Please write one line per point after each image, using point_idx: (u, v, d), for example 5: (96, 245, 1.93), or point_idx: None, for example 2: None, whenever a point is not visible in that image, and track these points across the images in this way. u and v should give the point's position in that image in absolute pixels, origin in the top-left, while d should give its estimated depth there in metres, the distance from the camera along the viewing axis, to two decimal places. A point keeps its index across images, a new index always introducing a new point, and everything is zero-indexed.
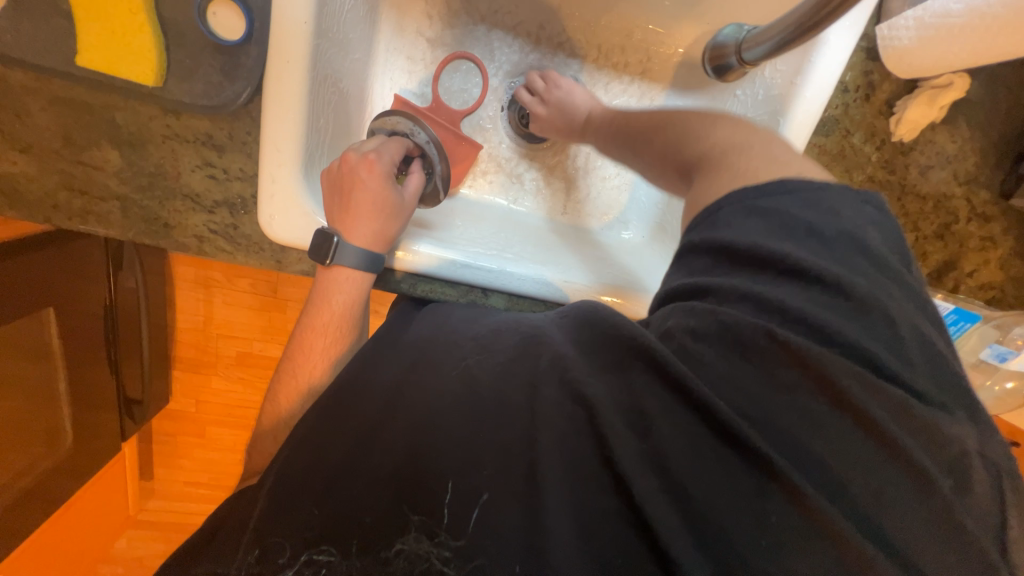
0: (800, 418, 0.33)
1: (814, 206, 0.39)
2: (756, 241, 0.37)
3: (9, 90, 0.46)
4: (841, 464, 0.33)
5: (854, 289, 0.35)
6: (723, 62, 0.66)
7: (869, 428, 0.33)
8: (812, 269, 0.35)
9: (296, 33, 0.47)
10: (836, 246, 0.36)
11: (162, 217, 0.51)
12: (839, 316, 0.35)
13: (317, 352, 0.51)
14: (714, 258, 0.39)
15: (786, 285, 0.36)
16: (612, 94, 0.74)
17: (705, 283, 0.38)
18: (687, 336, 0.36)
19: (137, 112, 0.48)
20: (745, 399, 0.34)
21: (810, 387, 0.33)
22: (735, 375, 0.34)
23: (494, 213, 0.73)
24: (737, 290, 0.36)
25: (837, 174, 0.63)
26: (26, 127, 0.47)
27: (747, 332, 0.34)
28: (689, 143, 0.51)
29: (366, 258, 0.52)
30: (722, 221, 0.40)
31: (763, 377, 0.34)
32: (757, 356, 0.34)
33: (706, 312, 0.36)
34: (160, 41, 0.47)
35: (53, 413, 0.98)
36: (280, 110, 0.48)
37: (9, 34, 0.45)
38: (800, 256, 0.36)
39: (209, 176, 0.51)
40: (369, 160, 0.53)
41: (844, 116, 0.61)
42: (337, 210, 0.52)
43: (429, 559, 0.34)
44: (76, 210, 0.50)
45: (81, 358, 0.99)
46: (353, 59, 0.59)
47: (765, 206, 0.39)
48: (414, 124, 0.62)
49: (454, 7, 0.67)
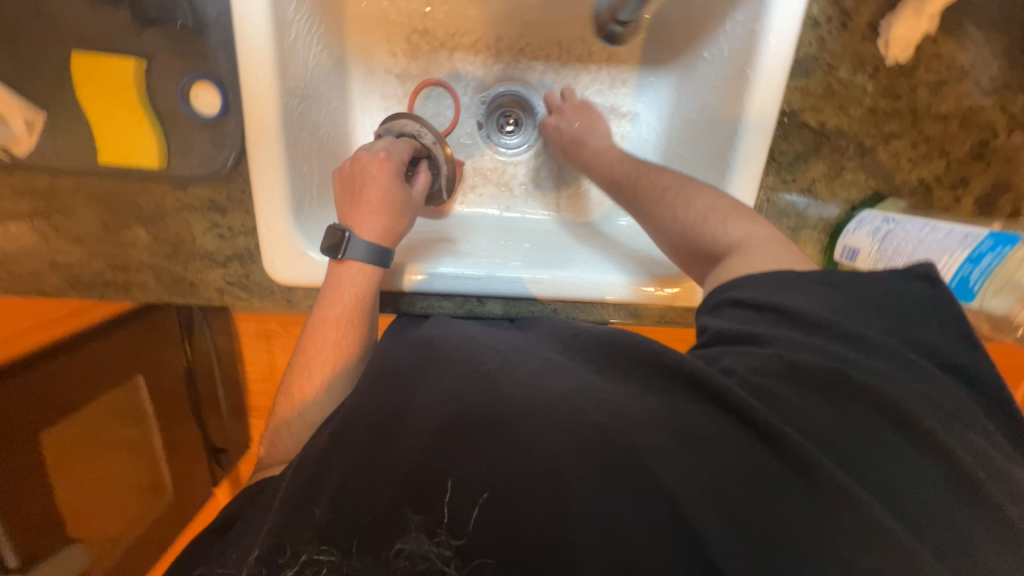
0: (856, 432, 0.34)
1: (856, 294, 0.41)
2: (803, 309, 0.40)
3: (55, 195, 0.55)
4: (857, 458, 0.33)
5: (908, 358, 0.37)
6: (608, 30, 0.68)
7: (903, 421, 0.34)
8: (869, 341, 0.38)
9: (261, 96, 0.52)
10: (877, 317, 0.39)
11: (187, 278, 0.59)
12: (898, 371, 0.37)
13: (329, 346, 0.53)
14: (757, 315, 0.42)
15: (836, 342, 0.38)
16: (582, 86, 0.74)
17: (761, 332, 0.40)
18: (752, 372, 0.37)
19: (153, 193, 0.56)
20: (823, 427, 0.34)
21: (875, 414, 0.35)
22: (812, 412, 0.35)
23: (488, 223, 0.74)
24: (795, 340, 0.38)
25: (829, 114, 0.58)
26: (72, 221, 0.56)
27: (816, 373, 0.36)
28: (706, 240, 0.54)
29: (373, 252, 0.55)
30: (767, 287, 0.43)
31: (840, 417, 0.35)
32: (829, 392, 0.35)
33: (770, 355, 0.38)
34: (158, 128, 0.52)
35: (155, 467, 1.15)
36: (263, 168, 0.54)
37: (36, 146, 0.52)
38: (847, 322, 0.39)
39: (219, 235, 0.58)
40: (379, 157, 0.58)
41: (821, 52, 0.56)
42: (348, 207, 0.57)
43: (429, 559, 0.32)
44: (122, 283, 0.59)
45: (172, 413, 1.15)
46: (329, 107, 0.64)
47: (790, 287, 0.42)
48: (420, 126, 0.65)
49: (415, 41, 0.71)
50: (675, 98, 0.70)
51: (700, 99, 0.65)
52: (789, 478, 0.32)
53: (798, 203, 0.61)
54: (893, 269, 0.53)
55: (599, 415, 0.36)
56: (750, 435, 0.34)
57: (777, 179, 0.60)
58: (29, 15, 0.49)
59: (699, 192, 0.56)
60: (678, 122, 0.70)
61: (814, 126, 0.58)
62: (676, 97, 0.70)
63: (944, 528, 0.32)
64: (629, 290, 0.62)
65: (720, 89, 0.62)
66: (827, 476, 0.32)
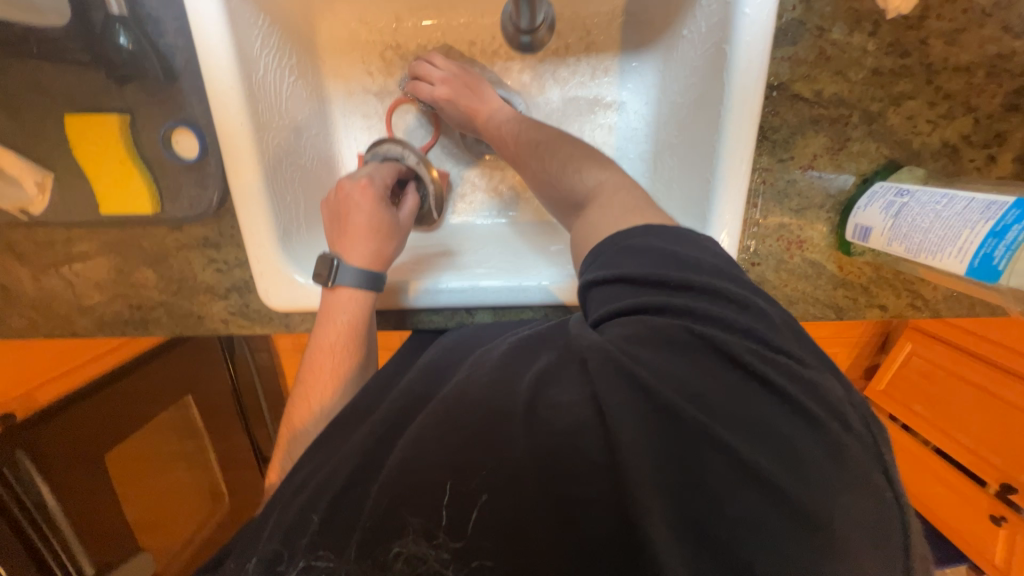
0: (749, 403, 0.30)
1: (693, 257, 0.38)
2: (652, 275, 0.37)
3: (73, 245, 0.60)
4: (793, 462, 0.28)
5: (770, 317, 0.35)
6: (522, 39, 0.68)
7: (800, 407, 0.30)
8: (716, 298, 0.35)
9: (236, 135, 0.54)
10: (717, 275, 0.37)
11: (194, 311, 0.63)
12: (757, 334, 0.33)
13: (327, 373, 0.54)
14: (616, 288, 0.38)
15: (693, 303, 0.35)
16: (562, 80, 0.71)
17: (627, 304, 0.36)
18: (621, 342, 0.33)
19: (155, 236, 0.60)
20: (688, 385, 0.31)
21: (756, 385, 0.31)
22: (678, 374, 0.31)
23: (480, 232, 0.74)
24: (657, 305, 0.35)
25: (826, 81, 0.53)
26: (91, 268, 0.61)
27: (681, 337, 0.33)
28: (569, 192, 0.53)
29: (364, 278, 0.57)
30: (618, 259, 0.39)
31: (714, 381, 0.31)
32: (714, 359, 0.32)
33: (635, 322, 0.35)
34: (148, 175, 0.56)
35: (194, 470, 1.27)
36: (246, 202, 0.56)
37: (49, 203, 0.57)
38: (703, 284, 0.36)
39: (217, 269, 0.61)
40: (361, 184, 0.59)
41: (809, 14, 0.51)
42: (337, 235, 0.58)
43: (428, 561, 0.30)
44: (138, 320, 0.63)
45: (218, 425, 1.28)
46: (310, 135, 0.65)
47: (636, 247, 0.39)
48: (403, 148, 0.66)
49: (389, 57, 0.70)
50: (660, 84, 0.66)
51: (684, 80, 0.61)
52: (734, 479, 0.28)
53: (800, 181, 0.56)
54: (908, 248, 0.48)
55: (568, 429, 0.30)
56: (655, 412, 0.30)
57: (771, 158, 0.56)
58: (27, 86, 0.53)
59: (568, 147, 0.56)
60: (665, 109, 0.66)
61: (810, 97, 0.53)
62: (662, 81, 0.66)
63: (901, 514, 0.31)
64: (569, 288, 0.61)
65: (701, 68, 0.57)
66: (742, 461, 0.28)
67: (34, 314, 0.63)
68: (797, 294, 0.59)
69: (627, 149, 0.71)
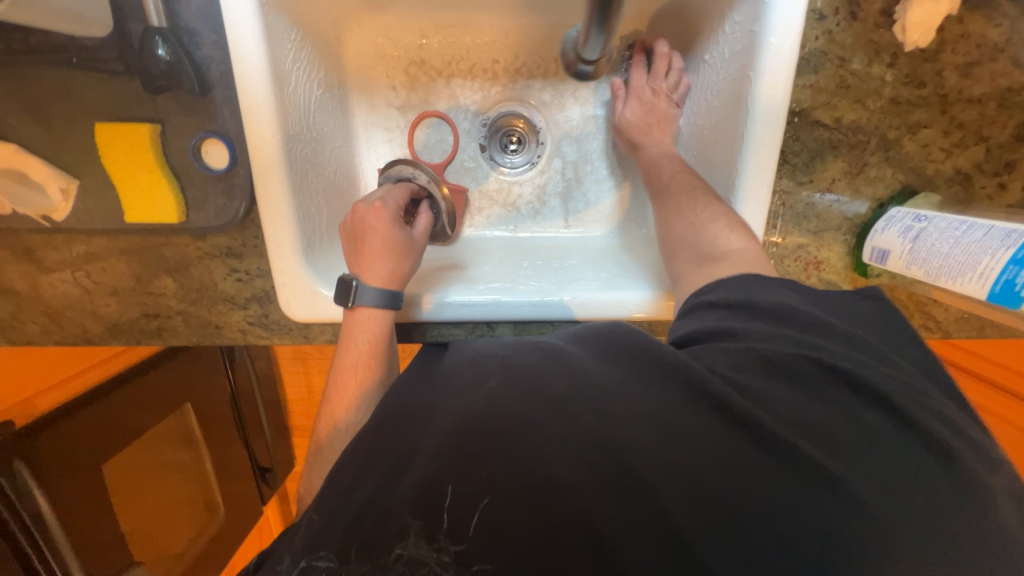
0: (833, 420, 0.33)
1: (813, 301, 0.41)
2: (774, 306, 0.40)
3: (93, 251, 0.60)
4: (875, 485, 0.31)
5: (879, 354, 0.37)
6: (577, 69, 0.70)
7: (896, 435, 0.33)
8: (830, 334, 0.38)
9: (267, 147, 0.55)
10: (836, 316, 0.40)
11: (212, 321, 0.62)
12: (869, 369, 0.35)
13: (349, 391, 0.54)
14: (729, 314, 0.41)
15: (806, 335, 0.38)
16: (582, 100, 0.73)
17: (732, 328, 0.39)
18: (728, 366, 0.35)
19: (177, 244, 0.59)
20: (788, 410, 0.33)
21: (862, 416, 0.33)
22: (786, 398, 0.34)
23: (497, 245, 0.74)
24: (765, 332, 0.38)
25: (845, 109, 0.54)
26: (109, 275, 0.61)
27: (793, 364, 0.35)
28: (705, 244, 0.53)
29: (383, 297, 0.56)
30: (743, 289, 0.43)
31: (821, 406, 0.34)
32: (801, 378, 0.34)
33: (742, 347, 0.37)
34: (175, 185, 0.56)
35: (202, 483, 1.26)
36: (273, 213, 0.57)
37: (72, 210, 0.56)
38: (818, 320, 0.39)
39: (238, 279, 0.61)
40: (377, 207, 0.58)
41: (830, 45, 0.53)
42: (353, 257, 0.58)
43: (428, 564, 0.31)
44: (154, 329, 0.63)
45: (221, 437, 1.25)
46: (334, 147, 0.66)
47: (763, 287, 0.43)
48: (414, 168, 0.67)
49: (413, 72, 0.71)
50: (680, 105, 0.68)
51: (705, 103, 0.63)
52: (799, 486, 0.30)
53: (819, 204, 0.57)
54: (927, 273, 0.49)
55: (622, 443, 0.32)
56: (738, 426, 0.32)
57: (791, 181, 0.57)
58: (59, 93, 0.53)
59: (683, 201, 0.58)
60: (684, 130, 0.68)
61: (829, 123, 0.55)
62: (681, 103, 0.68)
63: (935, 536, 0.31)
64: (657, 307, 0.60)
65: (723, 92, 0.59)
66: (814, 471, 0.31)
67: (47, 320, 0.62)
68: None
69: None
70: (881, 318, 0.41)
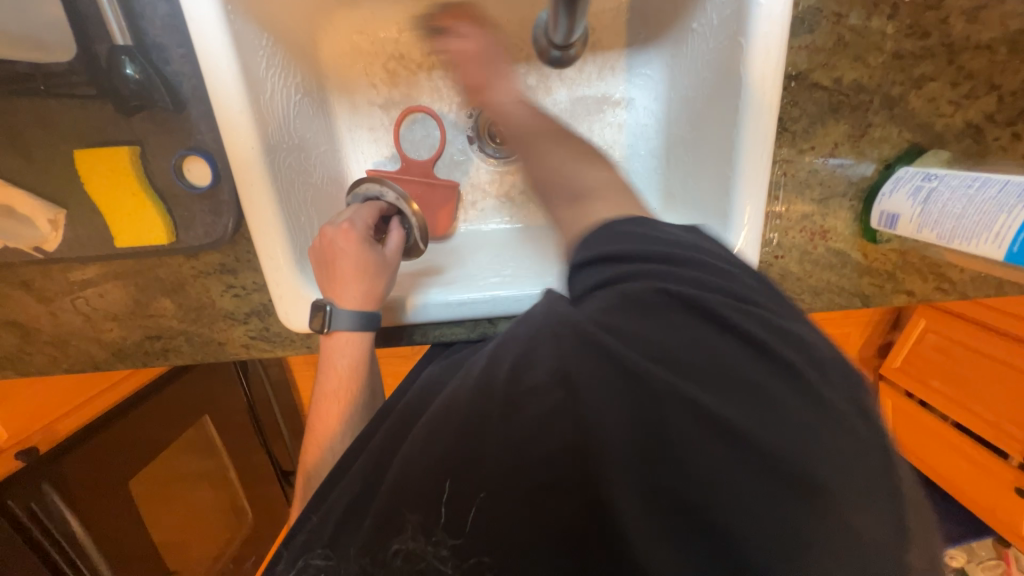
0: (719, 363, 0.29)
1: (668, 235, 0.37)
2: (633, 249, 0.35)
3: (89, 278, 0.59)
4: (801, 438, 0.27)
5: (740, 276, 0.34)
6: (550, 56, 0.66)
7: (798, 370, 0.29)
8: (690, 263, 0.34)
9: (247, 159, 0.53)
10: (693, 246, 0.36)
11: (215, 338, 0.62)
12: (738, 299, 0.32)
13: (334, 415, 0.54)
14: (598, 266, 0.36)
15: (667, 270, 0.33)
16: (568, 80, 0.69)
17: (605, 279, 0.34)
18: (601, 314, 0.31)
19: (171, 265, 0.59)
20: (661, 351, 0.29)
21: (753, 351, 0.29)
22: (660, 342, 0.29)
23: (493, 239, 0.72)
24: (629, 276, 0.34)
25: (844, 68, 0.52)
26: (108, 301, 0.61)
27: (656, 302, 0.31)
28: (567, 180, 0.50)
29: (359, 320, 0.55)
30: (604, 240, 0.38)
31: (700, 344, 0.30)
32: (665, 317, 0.31)
33: (614, 294, 0.33)
34: (161, 206, 0.55)
35: (230, 492, 1.29)
36: (261, 226, 0.56)
37: (63, 240, 0.56)
38: (675, 255, 0.35)
39: (235, 295, 0.61)
40: (344, 228, 0.56)
41: (826, 1, 0.50)
42: (325, 282, 0.56)
43: (425, 559, 0.31)
44: (158, 350, 0.63)
45: (241, 446, 1.28)
46: (318, 152, 0.65)
47: (621, 231, 0.38)
48: (381, 185, 0.62)
49: (392, 68, 0.69)
50: (670, 78, 0.65)
51: (696, 73, 0.60)
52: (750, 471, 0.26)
53: (822, 170, 0.55)
54: (940, 235, 0.47)
55: None
56: (614, 378, 0.28)
57: (792, 149, 0.55)
58: (34, 122, 0.52)
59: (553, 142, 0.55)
60: (676, 103, 0.65)
61: (829, 85, 0.52)
62: (671, 76, 0.65)
63: None
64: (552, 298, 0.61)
65: (714, 61, 0.56)
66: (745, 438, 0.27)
67: (53, 350, 0.62)
68: (822, 284, 0.59)
69: (639, 146, 0.70)
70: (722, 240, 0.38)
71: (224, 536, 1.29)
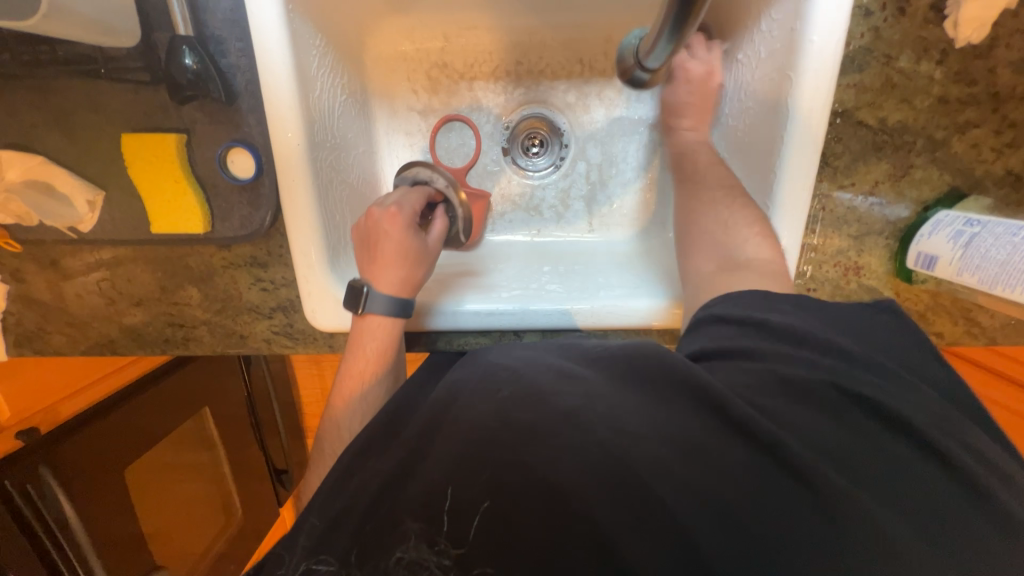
0: (844, 443, 0.32)
1: (821, 315, 0.39)
2: (776, 321, 0.38)
3: (119, 261, 0.59)
4: (897, 511, 0.30)
5: (876, 358, 0.36)
6: (631, 76, 0.57)
7: (931, 452, 0.32)
8: (840, 343, 0.37)
9: (293, 155, 0.54)
10: (843, 327, 0.38)
11: (237, 330, 0.62)
12: (877, 384, 0.34)
13: (345, 402, 0.52)
14: (737, 330, 0.39)
15: (801, 347, 0.37)
16: (607, 102, 0.71)
17: (749, 347, 0.37)
18: (742, 388, 0.34)
19: (202, 254, 0.59)
20: (807, 433, 0.32)
21: (886, 435, 0.32)
22: (795, 419, 0.32)
23: (519, 250, 0.72)
24: (778, 352, 0.36)
25: (890, 109, 0.52)
26: (135, 286, 0.60)
27: (795, 377, 0.34)
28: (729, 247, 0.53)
29: (394, 305, 0.54)
30: (753, 306, 0.41)
31: (843, 429, 0.32)
32: (819, 399, 0.33)
33: (762, 369, 0.35)
34: (200, 195, 0.55)
35: (224, 485, 1.26)
36: (299, 222, 0.56)
37: (98, 222, 0.56)
38: (830, 337, 0.37)
39: (263, 288, 0.60)
40: (393, 211, 0.56)
41: (876, 42, 0.51)
42: (366, 262, 0.56)
43: (428, 568, 0.30)
44: (180, 338, 0.62)
45: (235, 437, 1.24)
46: (357, 153, 0.65)
47: (777, 305, 0.40)
48: (434, 171, 0.63)
49: (435, 76, 0.70)
50: None
51: (738, 103, 0.61)
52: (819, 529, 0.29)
53: (860, 209, 0.55)
54: (982, 280, 0.48)
55: (630, 452, 0.30)
56: (759, 451, 0.30)
57: (832, 184, 0.55)
58: (83, 103, 0.52)
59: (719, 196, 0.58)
60: (714, 131, 0.66)
61: (873, 124, 0.53)
62: None
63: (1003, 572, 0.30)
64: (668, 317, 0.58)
65: (759, 94, 0.57)
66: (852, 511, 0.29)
67: (72, 330, 0.62)
68: None
69: None
70: (899, 329, 0.39)
71: (211, 533, 1.26)
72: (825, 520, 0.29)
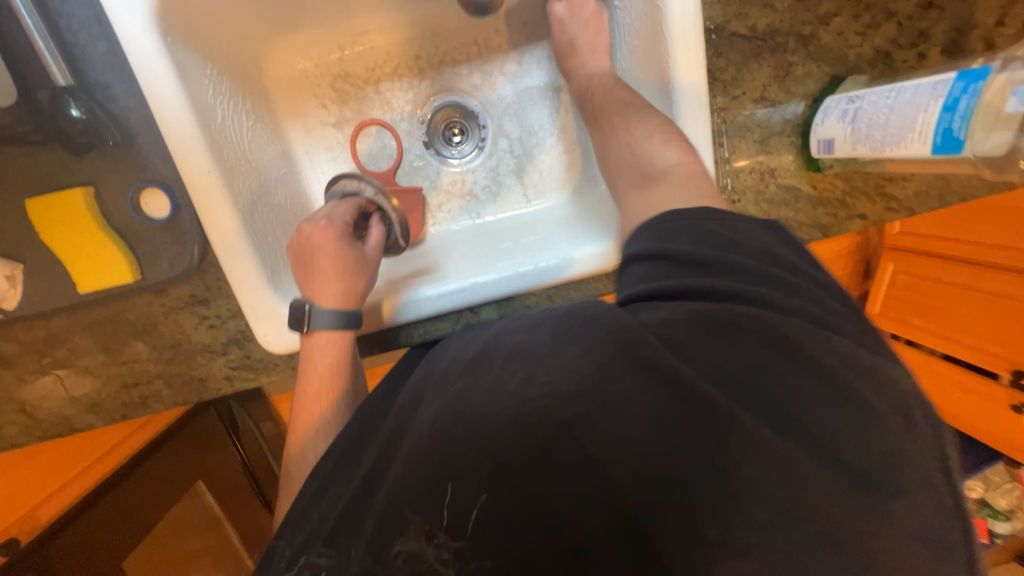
0: (754, 372, 0.31)
1: (737, 239, 0.39)
2: (695, 250, 0.38)
3: (56, 333, 0.58)
4: (806, 432, 0.30)
5: (776, 276, 0.36)
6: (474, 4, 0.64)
7: (830, 370, 0.31)
8: (751, 265, 0.36)
9: (208, 182, 0.53)
10: (754, 245, 0.38)
11: (195, 375, 0.60)
12: (778, 306, 0.34)
13: (307, 424, 0.51)
14: (660, 269, 0.38)
15: (716, 275, 0.36)
16: (511, 75, 0.73)
17: (672, 285, 0.36)
18: (664, 327, 0.33)
19: (140, 305, 0.58)
20: (710, 366, 0.31)
21: (794, 361, 0.31)
22: (712, 354, 0.31)
23: (465, 235, 0.72)
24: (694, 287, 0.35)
25: (757, 16, 0.56)
26: (78, 355, 0.58)
27: (711, 315, 0.33)
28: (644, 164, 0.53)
29: (340, 318, 0.54)
30: (675, 237, 0.39)
31: (746, 355, 0.31)
32: (730, 329, 0.32)
33: (676, 306, 0.34)
34: (122, 243, 0.55)
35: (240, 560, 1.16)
36: (229, 248, 0.55)
37: (24, 296, 0.55)
38: (743, 262, 0.36)
39: (211, 325, 0.59)
40: (322, 225, 0.57)
41: None
42: (304, 279, 0.56)
43: (429, 562, 0.30)
44: (138, 399, 0.60)
45: (241, 509, 1.16)
46: (278, 174, 0.65)
47: (693, 223, 0.40)
48: (360, 181, 0.64)
49: (340, 87, 0.71)
50: None
51: (625, 47, 0.64)
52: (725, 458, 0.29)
53: (758, 114, 0.58)
54: (873, 148, 0.50)
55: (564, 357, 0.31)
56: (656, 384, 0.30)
57: (726, 98, 0.58)
58: None
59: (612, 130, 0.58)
60: (614, 79, 0.69)
61: (746, 33, 0.57)
62: (605, 54, 0.69)
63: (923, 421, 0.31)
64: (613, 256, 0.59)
65: (640, 31, 0.61)
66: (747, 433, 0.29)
67: (23, 418, 0.59)
68: (783, 222, 0.61)
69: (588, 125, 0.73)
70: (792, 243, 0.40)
71: None
72: (727, 449, 0.29)
